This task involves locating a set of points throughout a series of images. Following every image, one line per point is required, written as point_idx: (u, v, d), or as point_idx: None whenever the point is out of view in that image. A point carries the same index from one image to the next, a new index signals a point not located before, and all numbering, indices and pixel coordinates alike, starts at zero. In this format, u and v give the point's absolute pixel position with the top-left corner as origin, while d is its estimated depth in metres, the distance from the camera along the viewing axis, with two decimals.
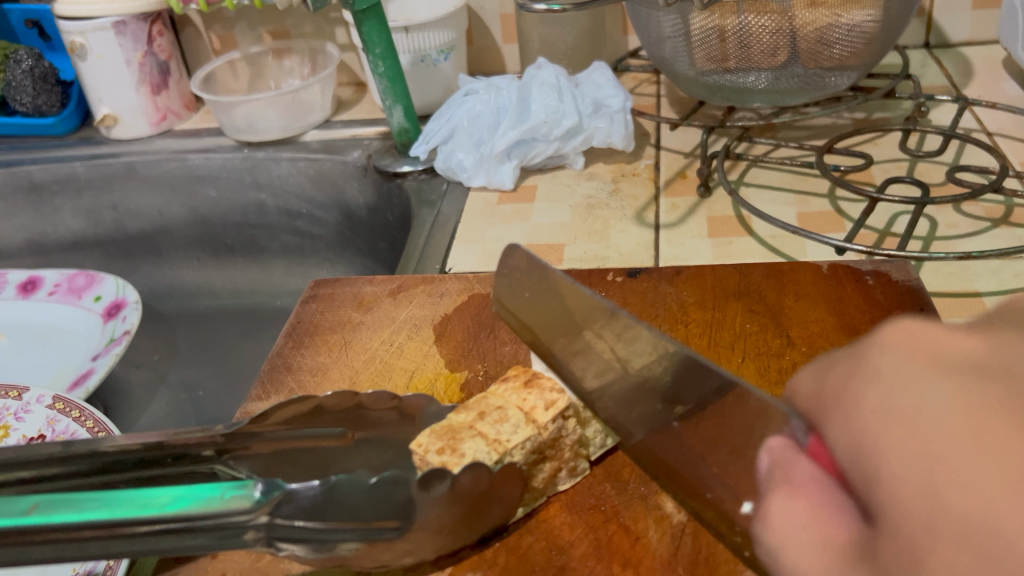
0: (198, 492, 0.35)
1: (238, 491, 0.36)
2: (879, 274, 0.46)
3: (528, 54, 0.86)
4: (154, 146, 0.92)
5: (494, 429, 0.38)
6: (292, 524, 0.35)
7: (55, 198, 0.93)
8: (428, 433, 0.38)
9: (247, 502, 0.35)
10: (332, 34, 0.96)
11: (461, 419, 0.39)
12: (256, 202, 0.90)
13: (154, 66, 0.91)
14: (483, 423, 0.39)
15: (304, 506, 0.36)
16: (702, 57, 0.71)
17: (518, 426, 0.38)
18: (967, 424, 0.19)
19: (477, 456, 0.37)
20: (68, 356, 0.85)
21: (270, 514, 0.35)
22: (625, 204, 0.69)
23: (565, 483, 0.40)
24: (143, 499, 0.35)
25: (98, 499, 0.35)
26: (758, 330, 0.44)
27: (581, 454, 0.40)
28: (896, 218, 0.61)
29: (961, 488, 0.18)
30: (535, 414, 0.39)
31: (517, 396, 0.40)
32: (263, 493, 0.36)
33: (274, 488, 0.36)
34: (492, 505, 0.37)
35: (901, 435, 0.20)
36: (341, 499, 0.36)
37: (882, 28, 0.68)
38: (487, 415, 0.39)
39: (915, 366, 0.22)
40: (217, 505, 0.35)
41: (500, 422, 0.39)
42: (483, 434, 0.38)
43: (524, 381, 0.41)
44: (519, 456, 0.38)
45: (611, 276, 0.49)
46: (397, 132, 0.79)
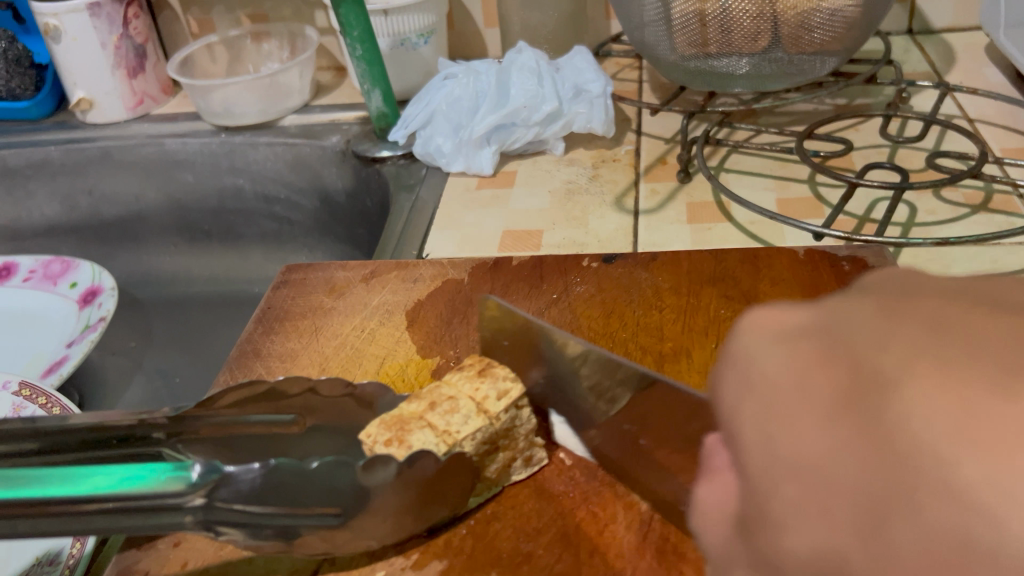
0: (144, 473, 0.38)
1: (173, 474, 0.39)
2: (856, 260, 0.46)
3: (509, 38, 0.86)
4: (130, 131, 0.91)
5: (444, 420, 0.38)
6: (230, 507, 0.37)
7: (29, 182, 0.92)
8: (377, 424, 0.38)
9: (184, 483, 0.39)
10: (311, 18, 0.95)
11: (411, 409, 0.39)
12: (234, 187, 0.89)
13: (130, 50, 0.90)
14: (433, 414, 0.38)
15: (243, 490, 0.38)
16: (683, 42, 0.71)
17: (469, 416, 0.38)
18: (808, 393, 0.18)
19: (424, 447, 0.37)
20: (42, 343, 0.84)
21: (207, 498, 0.38)
22: (604, 190, 0.68)
23: (520, 473, 0.39)
24: (92, 478, 0.37)
25: (51, 478, 0.37)
26: (732, 316, 0.43)
27: (535, 443, 0.39)
28: (876, 205, 0.60)
29: (826, 473, 0.17)
30: (487, 404, 0.38)
31: (470, 385, 0.40)
32: (199, 477, 0.39)
33: (213, 470, 0.39)
34: (443, 494, 0.37)
35: (754, 407, 0.19)
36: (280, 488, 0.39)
37: (865, 13, 0.68)
38: (438, 405, 0.39)
39: (771, 334, 0.20)
40: (153, 486, 0.38)
41: (450, 413, 0.38)
42: (432, 425, 0.38)
43: (477, 370, 0.41)
44: (469, 447, 0.37)
45: (586, 261, 0.49)
46: (375, 117, 0.78)
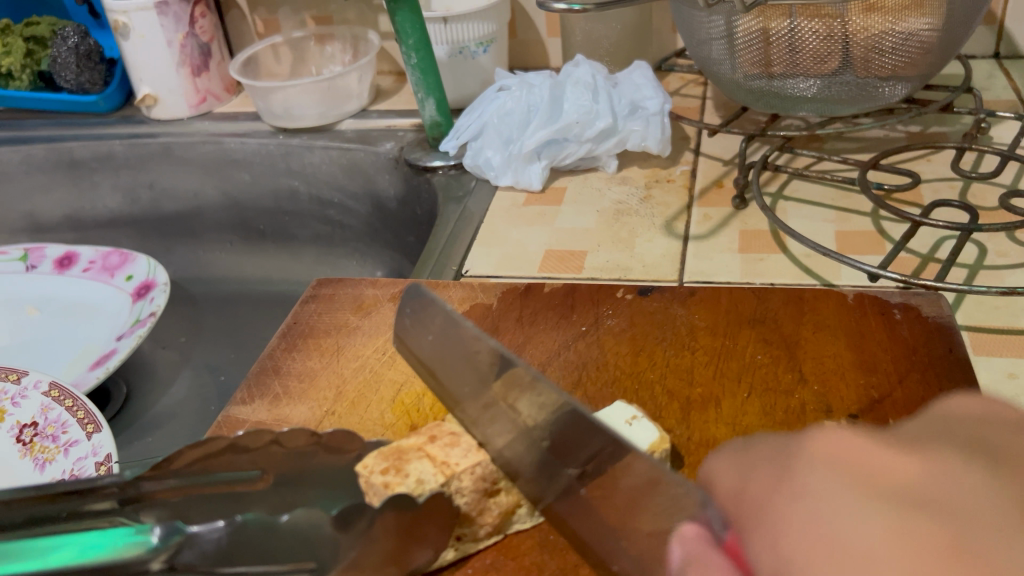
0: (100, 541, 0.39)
1: (133, 537, 0.39)
2: (908, 308, 0.43)
3: (571, 50, 0.84)
4: (192, 128, 0.92)
5: (444, 452, 0.37)
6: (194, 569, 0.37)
7: (94, 174, 0.94)
8: (375, 455, 0.38)
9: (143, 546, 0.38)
10: (375, 22, 0.94)
11: (410, 440, 0.38)
12: (289, 188, 0.89)
13: (195, 48, 0.91)
14: (433, 446, 0.38)
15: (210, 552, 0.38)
16: (746, 62, 0.68)
17: (469, 450, 0.37)
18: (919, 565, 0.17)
19: (421, 478, 0.36)
20: (95, 334, 0.86)
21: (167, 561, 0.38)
22: (655, 212, 0.66)
23: (524, 521, 0.37)
24: (50, 550, 0.39)
25: (14, 553, 0.39)
26: (768, 363, 0.41)
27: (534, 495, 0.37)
28: (941, 244, 0.57)
29: None
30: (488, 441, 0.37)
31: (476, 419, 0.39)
32: (161, 538, 0.38)
33: (174, 531, 0.38)
34: (425, 535, 0.35)
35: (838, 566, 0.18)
36: (251, 540, 0.37)
37: (943, 38, 0.64)
38: (439, 439, 0.38)
39: (850, 476, 0.20)
40: (115, 552, 0.38)
41: (451, 446, 0.37)
42: (431, 456, 0.37)
43: None
44: (467, 481, 0.36)
45: (621, 292, 0.47)
46: (429, 126, 0.77)
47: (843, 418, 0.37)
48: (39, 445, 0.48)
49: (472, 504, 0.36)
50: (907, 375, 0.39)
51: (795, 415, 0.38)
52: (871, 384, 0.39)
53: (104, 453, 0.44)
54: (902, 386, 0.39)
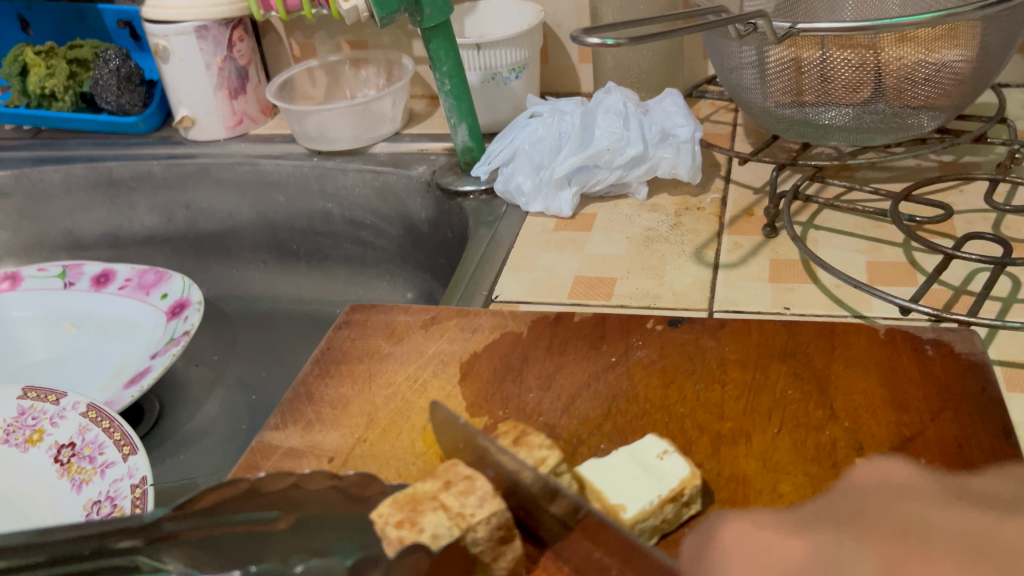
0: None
1: None
2: (940, 343, 0.43)
3: (602, 76, 0.84)
4: (228, 150, 0.94)
5: (458, 501, 0.36)
6: None
7: (132, 194, 0.96)
8: (389, 503, 0.37)
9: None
10: (409, 46, 0.96)
11: (425, 487, 0.37)
12: (323, 210, 0.90)
13: (233, 71, 0.93)
14: (447, 494, 0.37)
15: None
16: (777, 90, 0.68)
17: (484, 499, 0.36)
18: None
19: (436, 532, 0.35)
20: (130, 351, 0.87)
21: None
22: (685, 239, 0.66)
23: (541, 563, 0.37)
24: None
25: None
26: (799, 399, 0.41)
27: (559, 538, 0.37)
28: (974, 276, 0.56)
29: None
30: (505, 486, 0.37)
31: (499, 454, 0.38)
32: None
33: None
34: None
35: None
36: None
37: (978, 69, 0.64)
38: (454, 485, 0.37)
39: None
40: None
41: (465, 494, 0.36)
42: (445, 507, 0.36)
43: (513, 437, 0.39)
44: (482, 531, 0.35)
45: (651, 323, 0.47)
46: (461, 151, 0.78)
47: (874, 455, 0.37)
48: (76, 466, 0.49)
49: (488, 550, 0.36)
50: (939, 413, 0.39)
51: (825, 452, 0.38)
52: (903, 421, 0.39)
53: (139, 476, 0.44)
54: (934, 424, 0.39)
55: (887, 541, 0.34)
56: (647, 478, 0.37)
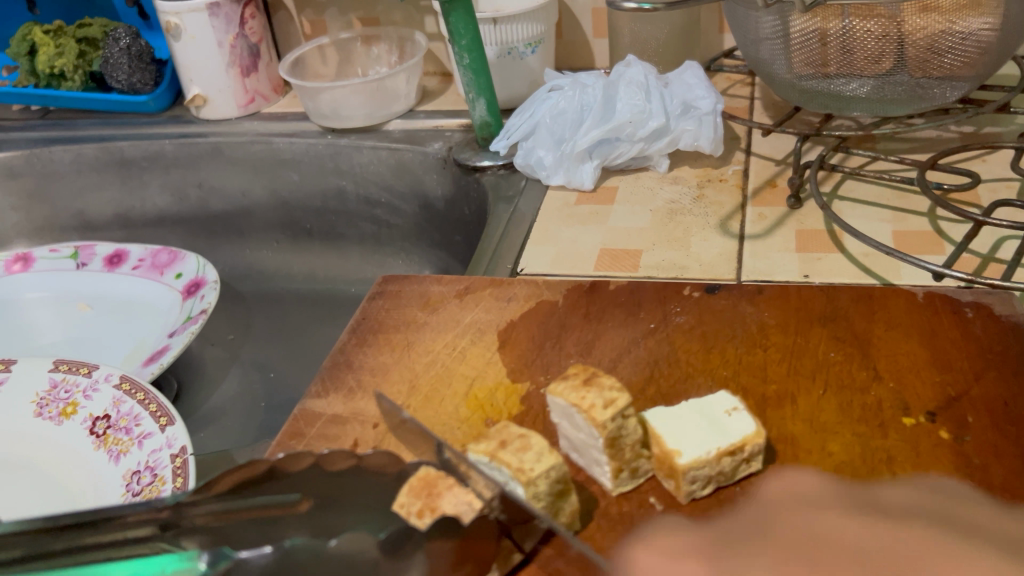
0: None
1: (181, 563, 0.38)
2: (980, 307, 0.43)
3: (618, 51, 0.84)
4: (241, 128, 0.93)
5: (517, 458, 0.36)
6: None
7: (144, 173, 0.95)
8: (406, 492, 0.37)
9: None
10: (421, 23, 0.95)
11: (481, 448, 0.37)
12: (337, 188, 0.90)
13: (245, 49, 0.92)
14: (505, 452, 0.36)
15: None
16: (800, 61, 0.68)
17: (542, 454, 0.36)
18: None
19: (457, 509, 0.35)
20: (147, 330, 0.87)
21: None
22: (709, 211, 0.66)
23: (627, 485, 0.37)
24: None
25: None
26: (842, 361, 0.41)
27: (641, 455, 0.37)
28: (1002, 244, 0.56)
29: None
30: (593, 412, 0.35)
31: (575, 394, 0.37)
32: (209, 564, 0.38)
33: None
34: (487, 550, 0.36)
35: None
36: None
37: (1002, 38, 0.64)
38: (509, 444, 0.37)
39: None
40: None
41: (523, 451, 0.36)
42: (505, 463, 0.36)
43: (583, 379, 0.38)
44: (544, 485, 0.35)
45: (688, 290, 0.47)
46: (479, 126, 0.77)
47: (920, 415, 0.38)
48: (112, 437, 0.49)
49: (549, 506, 0.35)
50: (983, 373, 0.39)
51: (872, 412, 0.38)
52: (946, 381, 0.39)
53: (179, 445, 0.45)
54: (979, 383, 0.39)
55: (941, 498, 0.34)
56: (711, 431, 0.36)
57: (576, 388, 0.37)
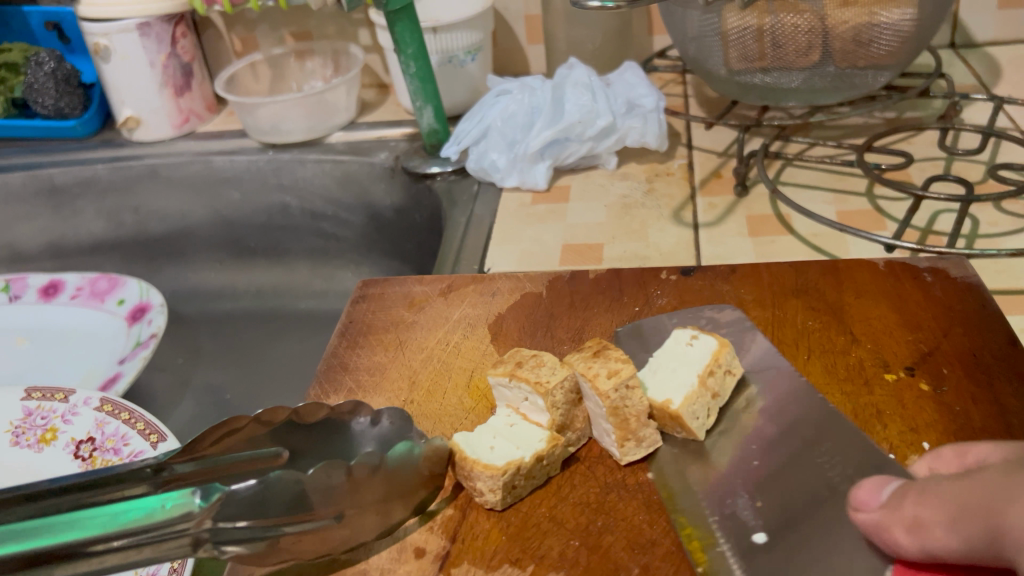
0: (131, 510, 0.34)
1: (172, 498, 0.35)
2: (937, 270, 0.46)
3: (554, 56, 0.87)
4: (176, 149, 0.92)
5: (533, 372, 0.40)
6: (234, 526, 0.35)
7: (76, 200, 0.92)
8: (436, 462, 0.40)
9: (190, 507, 0.35)
10: (355, 36, 0.96)
11: (499, 369, 0.41)
12: (281, 204, 0.90)
13: (177, 68, 0.91)
14: (522, 369, 0.40)
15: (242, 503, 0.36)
16: (736, 57, 0.72)
17: (554, 367, 0.40)
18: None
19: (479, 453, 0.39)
20: (93, 359, 0.84)
21: (214, 519, 0.35)
22: (661, 204, 0.68)
23: (637, 454, 0.40)
24: (89, 518, 0.32)
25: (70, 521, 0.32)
26: (821, 328, 0.44)
27: (649, 425, 0.39)
28: (938, 217, 0.61)
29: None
30: (598, 381, 0.38)
31: (585, 364, 0.40)
32: (203, 497, 0.35)
33: (213, 490, 0.36)
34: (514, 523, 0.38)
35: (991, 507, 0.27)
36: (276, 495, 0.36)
37: (918, 29, 0.69)
38: (524, 363, 0.41)
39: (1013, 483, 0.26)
40: (158, 515, 0.34)
41: (538, 366, 0.40)
42: (524, 378, 0.40)
43: (594, 352, 0.41)
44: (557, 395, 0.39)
45: (664, 274, 0.49)
46: (426, 133, 0.79)
47: (900, 370, 0.40)
48: (99, 459, 0.48)
49: (563, 412, 0.40)
50: (951, 329, 0.42)
51: (856, 371, 0.41)
52: (918, 338, 0.42)
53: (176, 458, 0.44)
54: (948, 338, 0.42)
55: (931, 442, 0.36)
56: (682, 365, 0.41)
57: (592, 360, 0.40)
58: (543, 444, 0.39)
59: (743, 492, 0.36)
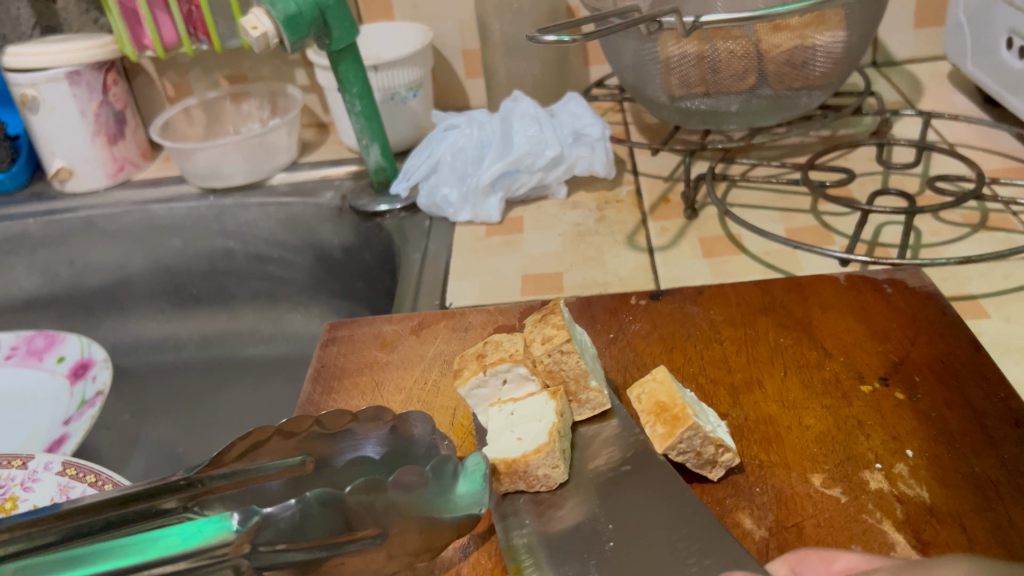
0: (192, 529, 0.30)
1: (215, 523, 0.31)
2: (896, 282, 0.48)
3: (494, 89, 0.88)
4: (112, 199, 0.89)
5: (495, 349, 0.42)
6: (274, 549, 0.31)
7: (6, 257, 0.89)
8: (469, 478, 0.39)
9: (227, 534, 0.30)
10: (291, 76, 0.95)
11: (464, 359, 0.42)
12: (224, 249, 0.88)
13: (110, 116, 0.89)
14: (487, 351, 0.42)
15: (285, 528, 0.31)
16: (676, 83, 0.73)
17: (514, 341, 0.42)
18: None
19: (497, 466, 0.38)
20: (34, 421, 0.81)
21: (251, 543, 0.30)
22: (615, 230, 0.69)
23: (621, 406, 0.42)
24: (150, 541, 0.30)
25: (117, 548, 0.30)
26: (792, 344, 0.45)
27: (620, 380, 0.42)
28: (882, 230, 0.63)
29: None
30: (548, 340, 0.41)
31: (536, 328, 0.42)
32: (240, 520, 0.31)
33: (251, 513, 0.31)
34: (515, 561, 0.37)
35: None
36: (312, 517, 0.32)
37: (846, 50, 0.71)
38: (483, 349, 0.43)
39: None
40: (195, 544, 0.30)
41: (500, 345, 0.42)
42: (495, 356, 0.42)
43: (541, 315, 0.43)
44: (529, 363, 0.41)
45: (634, 299, 0.50)
46: (374, 171, 0.78)
47: (875, 381, 0.41)
48: None
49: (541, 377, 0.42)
50: (916, 338, 0.43)
51: (833, 384, 0.41)
52: (888, 349, 0.43)
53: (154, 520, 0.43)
54: (914, 347, 0.43)
55: (914, 449, 0.37)
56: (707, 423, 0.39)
57: (539, 323, 0.43)
58: (554, 402, 0.41)
59: (743, 512, 0.36)
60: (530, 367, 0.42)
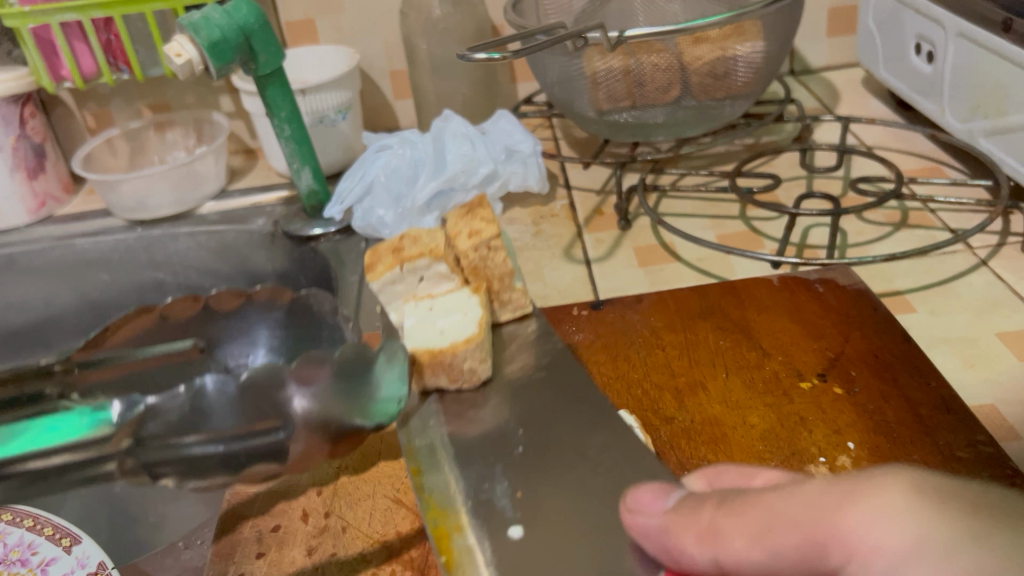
0: (62, 423, 0.27)
1: (96, 417, 0.28)
2: (827, 280, 0.49)
3: (424, 110, 0.88)
4: (34, 235, 0.86)
5: (414, 243, 0.48)
6: (169, 438, 0.29)
7: None
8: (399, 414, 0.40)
9: (106, 428, 0.28)
10: (216, 103, 0.94)
11: (394, 246, 0.48)
12: (154, 281, 0.86)
13: (28, 150, 0.86)
14: (407, 242, 0.49)
15: (173, 422, 0.30)
16: (603, 98, 0.74)
17: (439, 237, 0.49)
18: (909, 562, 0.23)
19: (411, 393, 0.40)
20: None
21: (134, 436, 0.28)
22: (551, 243, 0.70)
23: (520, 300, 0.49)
24: (21, 430, 0.27)
25: None
26: (732, 346, 0.45)
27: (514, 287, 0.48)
28: (809, 232, 0.65)
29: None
30: (468, 238, 0.48)
31: (460, 223, 0.50)
32: (122, 415, 0.29)
33: (137, 405, 0.30)
34: None
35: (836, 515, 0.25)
36: (214, 401, 0.32)
37: (765, 60, 0.74)
38: (405, 239, 0.49)
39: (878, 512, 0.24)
40: (74, 437, 0.27)
41: (417, 239, 0.49)
42: (419, 251, 0.47)
43: (464, 211, 0.51)
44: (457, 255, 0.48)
45: (577, 310, 0.50)
46: (306, 195, 0.77)
47: (813, 377, 0.42)
48: None
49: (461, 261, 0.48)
50: (850, 333, 0.45)
51: (773, 383, 0.42)
52: (824, 345, 0.44)
53: None
54: (849, 342, 0.44)
55: (856, 441, 0.38)
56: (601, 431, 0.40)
57: (466, 217, 0.50)
58: (476, 297, 0.47)
59: None
60: (449, 264, 0.48)
